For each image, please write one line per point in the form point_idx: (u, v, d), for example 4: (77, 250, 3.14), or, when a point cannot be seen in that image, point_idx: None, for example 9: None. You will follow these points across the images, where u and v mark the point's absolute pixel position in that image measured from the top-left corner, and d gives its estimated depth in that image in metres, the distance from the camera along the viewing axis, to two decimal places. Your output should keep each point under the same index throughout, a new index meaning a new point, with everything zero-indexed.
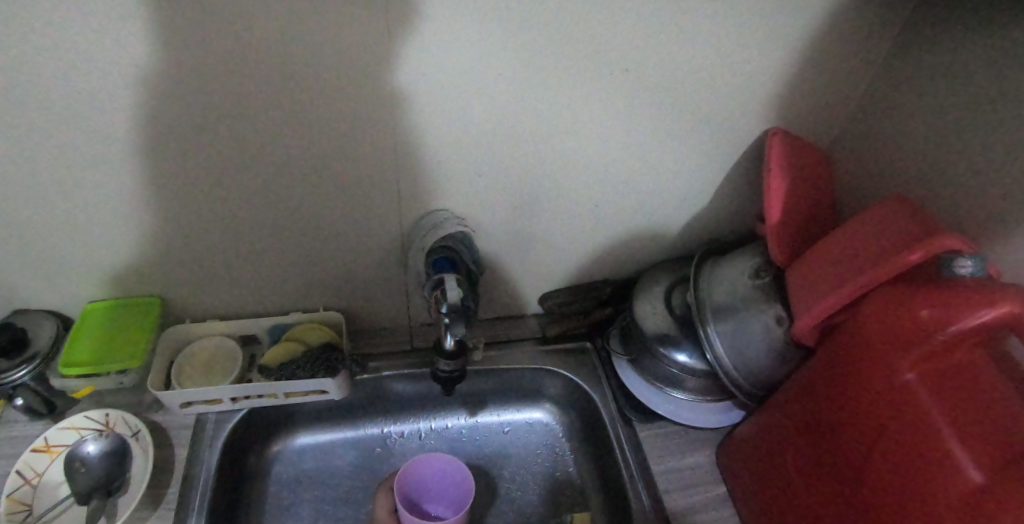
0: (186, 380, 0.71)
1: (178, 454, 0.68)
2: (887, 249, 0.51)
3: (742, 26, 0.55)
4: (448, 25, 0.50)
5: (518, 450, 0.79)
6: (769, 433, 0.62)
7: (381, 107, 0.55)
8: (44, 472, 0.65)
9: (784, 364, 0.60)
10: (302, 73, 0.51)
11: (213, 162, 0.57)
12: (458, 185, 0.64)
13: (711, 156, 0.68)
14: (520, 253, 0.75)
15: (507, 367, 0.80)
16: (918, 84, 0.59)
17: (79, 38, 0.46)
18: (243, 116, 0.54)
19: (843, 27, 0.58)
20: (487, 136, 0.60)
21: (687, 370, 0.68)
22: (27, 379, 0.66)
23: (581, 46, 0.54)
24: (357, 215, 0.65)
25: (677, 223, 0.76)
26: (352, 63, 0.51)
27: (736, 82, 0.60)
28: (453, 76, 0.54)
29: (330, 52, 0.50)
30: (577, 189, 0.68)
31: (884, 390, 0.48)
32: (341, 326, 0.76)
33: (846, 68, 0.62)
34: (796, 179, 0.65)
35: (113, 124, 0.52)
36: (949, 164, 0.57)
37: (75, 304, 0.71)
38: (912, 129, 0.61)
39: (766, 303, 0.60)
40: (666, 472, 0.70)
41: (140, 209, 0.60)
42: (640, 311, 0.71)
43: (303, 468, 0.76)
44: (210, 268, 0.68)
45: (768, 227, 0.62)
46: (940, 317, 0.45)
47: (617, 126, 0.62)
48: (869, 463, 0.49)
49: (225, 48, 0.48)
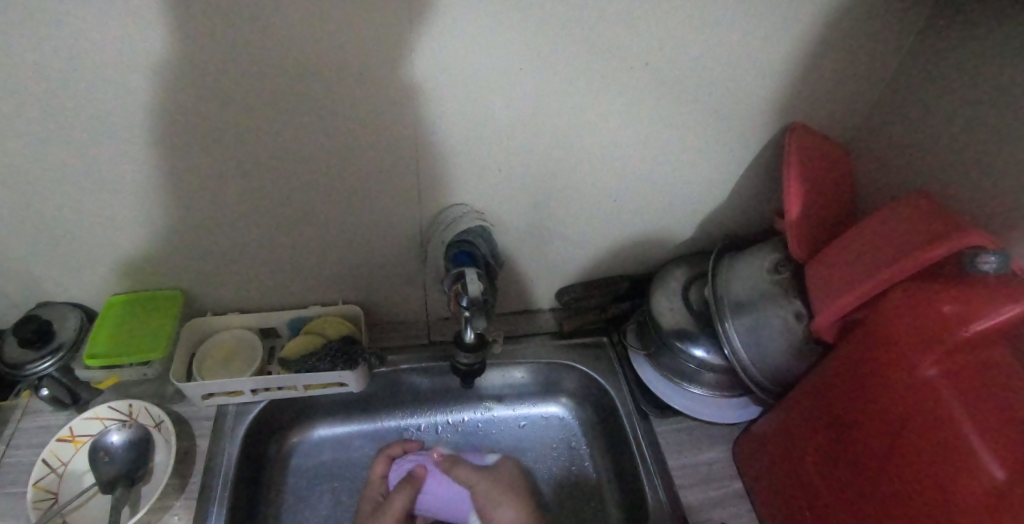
0: (207, 372, 0.72)
1: (200, 444, 0.69)
2: (908, 243, 0.51)
3: (759, 8, 0.54)
4: (458, 6, 0.49)
5: (535, 444, 0.80)
6: (788, 429, 0.62)
7: (392, 95, 0.55)
8: (70, 462, 0.66)
9: (803, 359, 0.59)
10: (313, 57, 0.51)
11: (230, 157, 0.58)
12: (474, 181, 0.65)
13: (728, 151, 0.67)
14: (538, 248, 0.75)
15: (523, 361, 0.80)
16: (943, 75, 0.58)
17: (96, 26, 0.46)
18: (259, 108, 0.54)
19: (864, 21, 0.57)
20: (504, 132, 0.60)
21: (705, 365, 0.68)
22: (52, 371, 0.67)
23: (592, 28, 0.53)
24: (375, 210, 0.66)
25: (694, 218, 0.76)
26: (362, 46, 0.51)
27: (753, 69, 0.59)
28: (465, 72, 0.54)
29: (340, 35, 0.50)
30: (592, 185, 0.68)
31: (906, 386, 0.48)
32: (359, 319, 0.76)
33: (868, 59, 0.61)
34: (816, 174, 0.64)
35: (132, 117, 0.53)
36: (972, 159, 0.56)
37: (99, 297, 0.72)
38: (941, 120, 0.59)
39: (785, 298, 0.59)
40: (683, 468, 0.70)
41: (161, 203, 0.61)
42: (658, 306, 0.71)
43: (321, 460, 0.77)
44: (231, 261, 0.69)
45: (789, 222, 0.61)
46: (963, 314, 0.45)
47: (632, 121, 0.62)
48: (890, 458, 0.49)
49: (236, 32, 0.48)
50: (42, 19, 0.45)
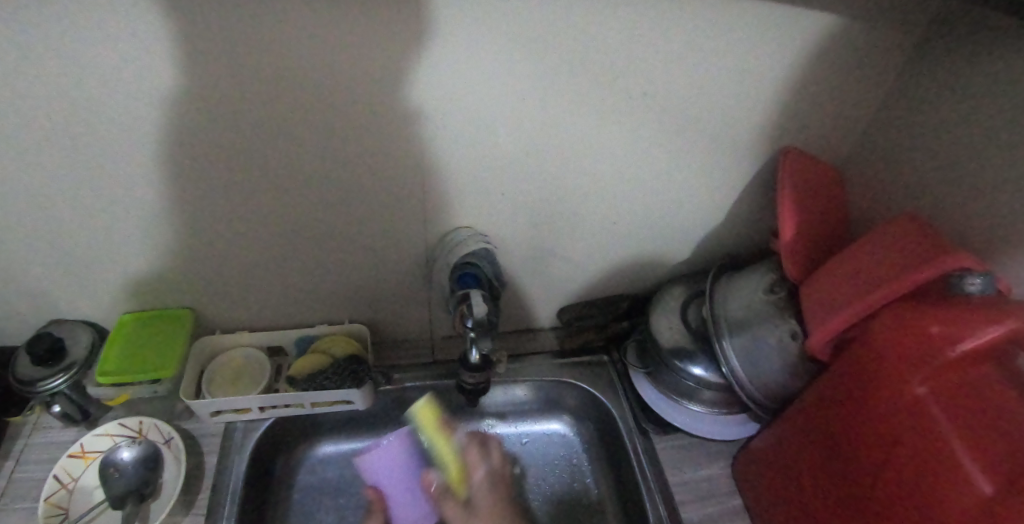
0: (216, 390, 0.74)
1: (208, 460, 0.71)
2: (898, 265, 0.53)
3: (750, 35, 0.56)
4: (463, 35, 0.52)
5: (537, 461, 0.81)
6: (784, 445, 0.63)
7: (397, 120, 0.57)
8: (80, 477, 0.68)
9: (798, 377, 0.61)
10: (322, 81, 0.53)
11: (243, 180, 0.60)
12: (478, 204, 0.67)
13: (724, 174, 0.70)
14: (541, 268, 0.77)
15: (526, 379, 0.81)
16: (929, 101, 0.60)
17: (117, 54, 0.49)
18: (273, 135, 0.57)
19: (853, 50, 0.60)
20: (507, 157, 0.63)
21: (703, 383, 0.69)
22: (64, 387, 0.68)
23: (590, 55, 0.55)
24: (383, 232, 0.68)
25: (692, 240, 0.78)
26: (368, 72, 0.53)
27: (746, 94, 0.62)
28: (471, 99, 0.56)
29: (348, 60, 0.52)
30: (593, 208, 0.70)
31: (898, 402, 0.49)
32: (365, 338, 0.78)
33: (859, 86, 0.63)
34: (810, 198, 0.66)
35: (149, 141, 0.55)
36: (958, 182, 0.58)
37: (110, 315, 0.74)
38: (930, 144, 0.61)
39: (780, 317, 0.61)
40: (683, 483, 0.71)
41: (174, 224, 0.63)
42: (657, 325, 0.73)
43: (326, 477, 0.78)
44: (240, 280, 0.71)
45: (783, 244, 0.63)
46: (950, 334, 0.47)
47: (630, 145, 0.64)
48: (883, 473, 0.51)
49: (250, 59, 0.50)
50: (68, 48, 0.48)
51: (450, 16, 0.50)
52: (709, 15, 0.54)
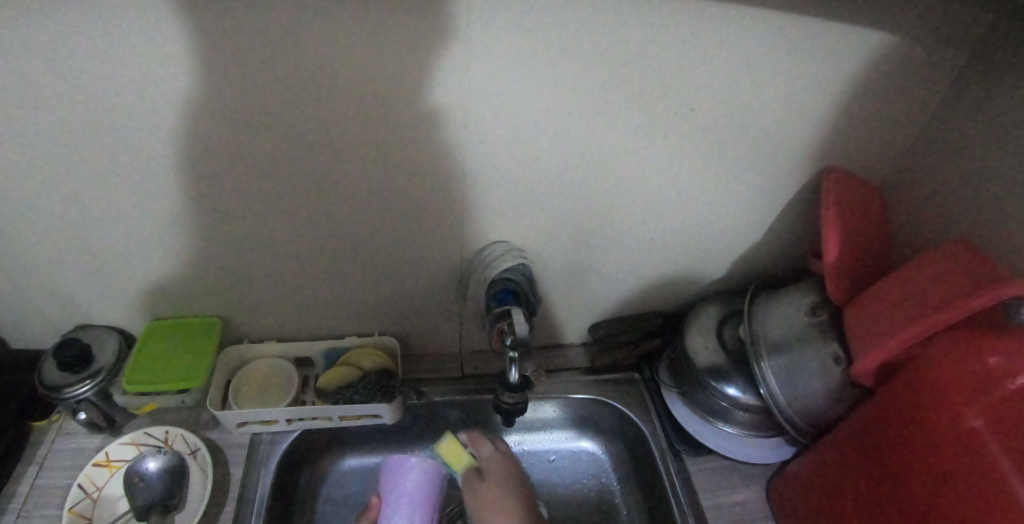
0: (243, 401, 0.73)
1: (235, 473, 0.70)
2: (950, 291, 0.51)
3: (794, 47, 0.55)
4: (508, 44, 0.51)
5: (565, 479, 0.80)
6: (824, 473, 0.61)
7: (429, 126, 0.56)
8: (105, 486, 0.67)
9: (840, 403, 0.59)
10: (357, 87, 0.52)
11: (278, 190, 0.60)
12: (516, 217, 0.66)
13: (763, 191, 0.68)
14: (574, 283, 0.76)
15: (556, 396, 0.80)
16: (980, 121, 0.59)
17: (155, 61, 0.48)
18: (311, 144, 0.56)
19: (902, 67, 0.58)
20: (546, 169, 0.62)
21: (738, 404, 0.67)
22: (89, 394, 0.67)
23: (635, 67, 0.54)
24: (418, 244, 0.68)
25: (728, 258, 0.76)
26: (404, 77, 0.52)
27: (791, 110, 0.60)
28: (512, 110, 0.56)
29: (380, 64, 0.50)
30: (629, 222, 0.69)
31: (951, 434, 0.48)
32: (394, 351, 0.77)
33: (905, 104, 0.62)
34: (853, 219, 0.65)
35: (186, 150, 0.55)
36: (1009, 206, 0.57)
37: (139, 322, 0.74)
38: (983, 164, 0.59)
39: (823, 341, 0.60)
40: (716, 508, 0.70)
41: (207, 233, 0.63)
42: (692, 344, 0.71)
43: (352, 491, 0.77)
44: (271, 290, 0.71)
45: (827, 265, 0.61)
46: (1009, 365, 0.46)
47: (670, 159, 0.63)
48: (933, 507, 0.49)
49: (283, 63, 0.50)
50: (102, 53, 0.47)
51: (495, 25, 0.49)
52: (754, 25, 0.52)
